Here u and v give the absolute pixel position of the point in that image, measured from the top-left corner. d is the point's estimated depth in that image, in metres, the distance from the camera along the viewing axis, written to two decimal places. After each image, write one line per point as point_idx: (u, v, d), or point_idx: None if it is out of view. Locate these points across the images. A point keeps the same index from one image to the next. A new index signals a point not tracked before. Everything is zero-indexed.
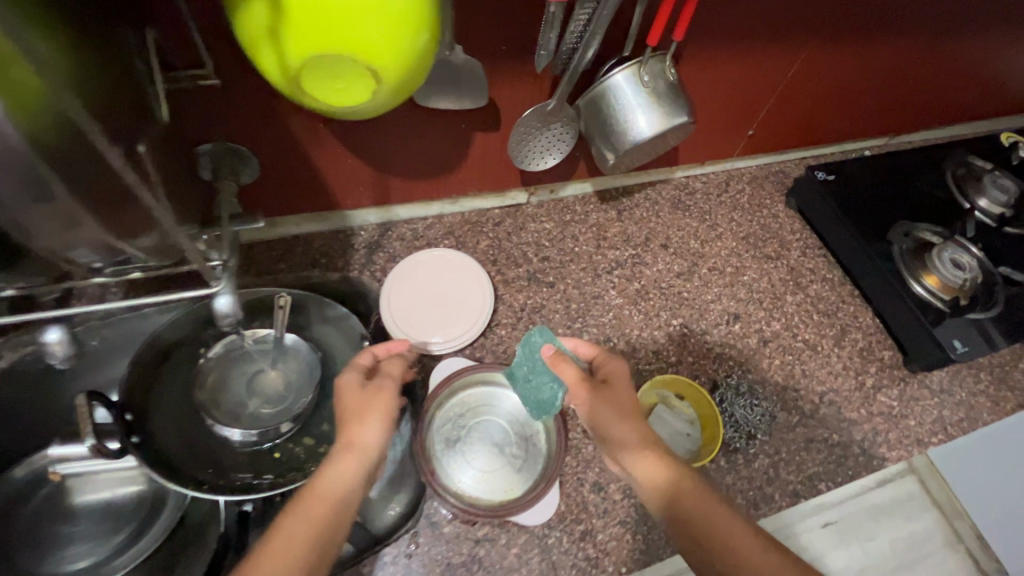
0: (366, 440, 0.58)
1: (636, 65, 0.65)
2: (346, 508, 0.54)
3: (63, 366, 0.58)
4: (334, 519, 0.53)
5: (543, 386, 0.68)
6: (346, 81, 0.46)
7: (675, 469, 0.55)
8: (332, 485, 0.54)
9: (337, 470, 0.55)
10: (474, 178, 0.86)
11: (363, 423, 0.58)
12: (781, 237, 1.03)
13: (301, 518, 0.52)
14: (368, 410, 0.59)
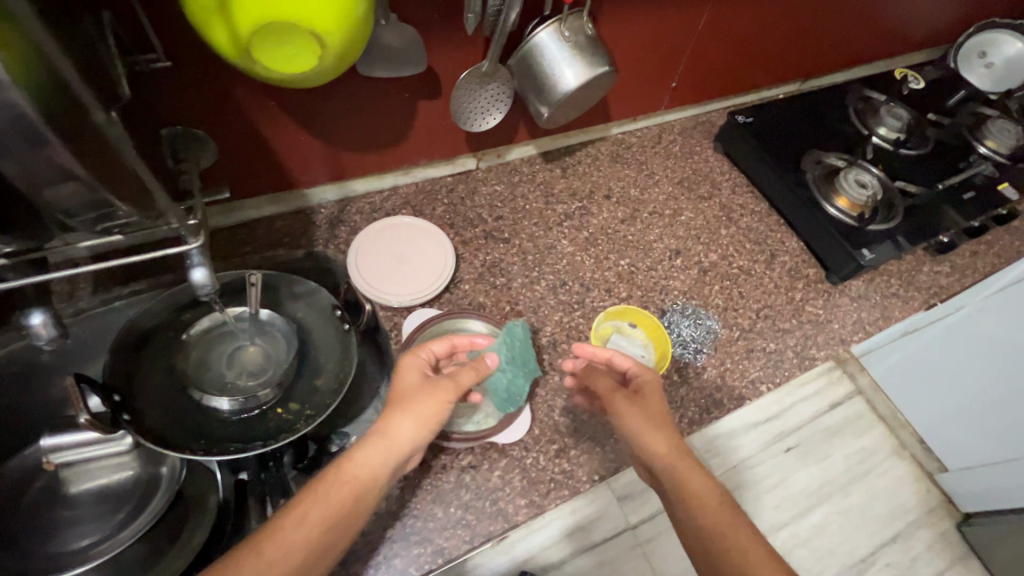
0: (401, 435, 0.59)
1: (557, 23, 0.72)
2: (367, 495, 0.56)
3: (48, 347, 0.61)
4: (350, 509, 0.55)
5: (514, 380, 0.75)
6: (296, 47, 0.51)
7: (707, 483, 0.57)
8: (364, 466, 0.57)
9: (369, 454, 0.57)
10: (423, 147, 0.92)
11: (405, 415, 0.60)
12: (712, 179, 1.13)
13: (323, 498, 0.55)
14: (419, 397, 0.62)
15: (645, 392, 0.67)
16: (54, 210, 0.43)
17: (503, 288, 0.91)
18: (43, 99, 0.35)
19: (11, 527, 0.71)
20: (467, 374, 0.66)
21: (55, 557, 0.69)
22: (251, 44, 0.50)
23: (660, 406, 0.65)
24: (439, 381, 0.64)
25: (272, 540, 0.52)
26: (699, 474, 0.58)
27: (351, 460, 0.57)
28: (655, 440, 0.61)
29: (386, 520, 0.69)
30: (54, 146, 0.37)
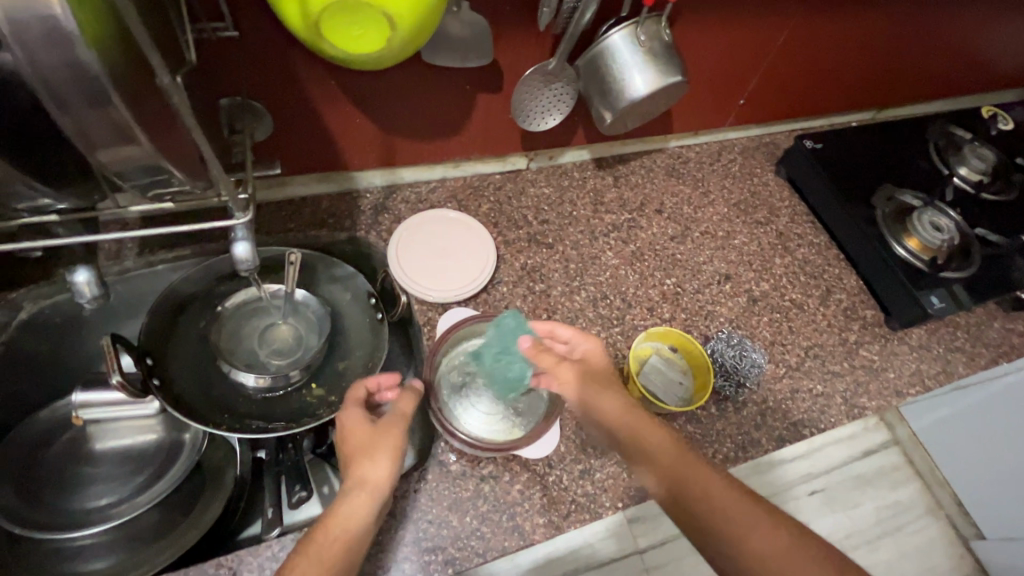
0: (379, 477, 0.58)
1: (633, 26, 0.69)
2: (356, 544, 0.55)
3: (90, 306, 0.61)
4: (343, 558, 0.54)
5: (509, 366, 0.72)
6: (363, 27, 0.49)
7: (658, 436, 0.59)
8: (349, 523, 0.55)
9: (353, 505, 0.57)
10: (477, 142, 0.89)
11: (377, 457, 0.59)
12: (771, 204, 1.08)
13: (314, 555, 0.53)
14: (375, 452, 0.59)
15: (589, 360, 0.70)
16: (106, 172, 0.42)
17: (541, 295, 0.88)
18: (111, 59, 0.35)
19: (34, 477, 0.71)
20: (406, 400, 0.64)
21: (72, 512, 0.70)
22: (318, 20, 0.48)
23: (603, 376, 0.68)
24: (385, 423, 0.62)
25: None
26: (653, 427, 0.61)
27: (334, 525, 0.55)
28: (612, 404, 0.64)
29: (399, 521, 0.67)
30: (115, 106, 0.36)
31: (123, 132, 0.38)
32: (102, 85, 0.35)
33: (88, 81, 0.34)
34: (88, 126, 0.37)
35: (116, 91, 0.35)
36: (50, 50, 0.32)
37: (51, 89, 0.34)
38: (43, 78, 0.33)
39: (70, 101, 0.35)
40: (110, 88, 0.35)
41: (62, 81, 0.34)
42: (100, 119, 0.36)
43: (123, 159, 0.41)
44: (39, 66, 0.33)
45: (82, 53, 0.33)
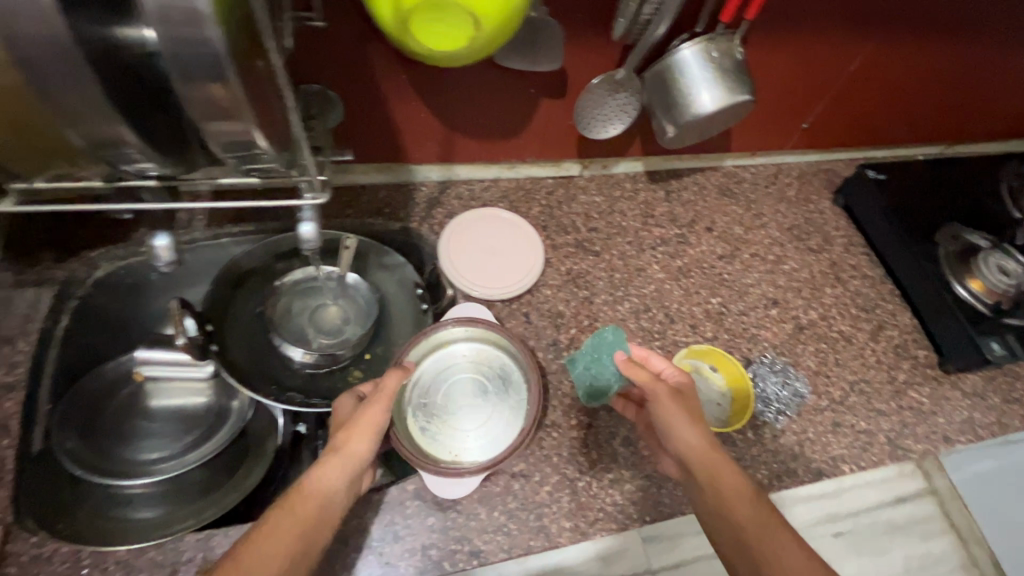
0: (353, 450, 0.61)
1: (705, 42, 0.69)
2: (331, 507, 0.58)
3: (165, 270, 0.64)
4: (316, 518, 0.56)
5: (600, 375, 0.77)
6: (449, 25, 0.51)
7: (734, 485, 0.59)
8: (315, 498, 0.57)
9: (324, 475, 0.59)
10: (535, 145, 0.91)
11: (354, 434, 0.61)
12: (825, 232, 1.05)
13: (289, 514, 0.55)
14: (353, 432, 0.61)
15: (684, 390, 0.66)
16: (213, 149, 0.46)
17: (584, 301, 0.88)
18: (232, 37, 0.37)
19: (93, 423, 0.74)
20: (393, 375, 0.65)
21: (125, 461, 0.73)
22: (408, 17, 0.51)
23: (693, 408, 0.64)
24: (368, 402, 0.63)
25: (251, 555, 0.51)
26: (730, 472, 0.60)
27: (300, 496, 0.57)
28: (693, 435, 0.62)
29: (430, 508, 0.68)
30: (233, 84, 0.38)
31: (232, 108, 0.41)
32: (221, 64, 0.37)
33: (210, 59, 0.37)
34: (204, 103, 0.40)
35: (232, 70, 0.38)
36: (185, 33, 0.35)
37: (181, 65, 0.37)
38: (174, 54, 0.36)
39: (194, 77, 0.38)
40: (228, 66, 0.37)
41: (189, 57, 0.37)
42: (215, 96, 0.39)
43: (227, 136, 0.44)
44: (174, 44, 0.36)
45: (209, 33, 0.36)
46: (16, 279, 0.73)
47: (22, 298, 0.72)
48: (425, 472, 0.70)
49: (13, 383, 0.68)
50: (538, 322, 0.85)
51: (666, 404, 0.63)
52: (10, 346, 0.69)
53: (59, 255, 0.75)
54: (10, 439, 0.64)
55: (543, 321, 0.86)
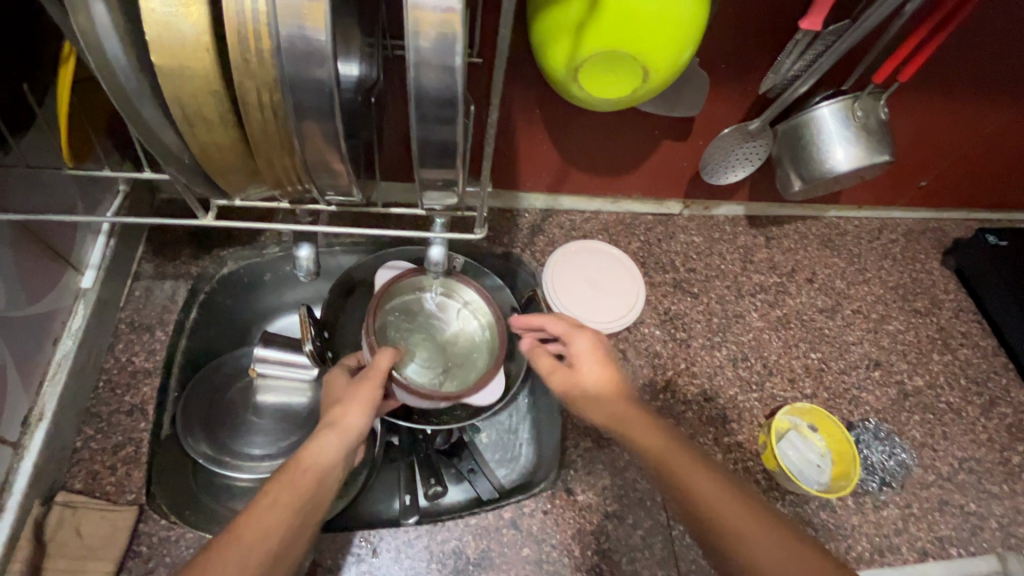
0: (350, 422, 0.63)
1: (850, 100, 0.68)
2: (326, 479, 0.59)
3: (304, 279, 0.68)
4: (311, 492, 0.57)
5: None
6: (619, 74, 0.52)
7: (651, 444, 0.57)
8: (310, 474, 0.58)
9: (322, 445, 0.60)
10: (644, 184, 0.92)
11: (351, 407, 0.63)
12: (933, 294, 1.01)
13: (284, 488, 0.56)
14: (348, 412, 0.63)
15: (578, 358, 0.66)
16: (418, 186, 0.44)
17: (681, 343, 0.87)
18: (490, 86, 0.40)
19: (208, 414, 0.73)
20: (385, 356, 0.67)
21: (234, 455, 0.70)
22: (581, 66, 0.52)
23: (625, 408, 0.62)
24: (361, 380, 0.66)
25: (246, 524, 0.52)
26: (648, 429, 0.58)
27: (296, 467, 0.58)
28: (601, 409, 0.63)
29: (525, 538, 0.69)
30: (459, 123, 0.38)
31: (449, 147, 0.39)
32: (455, 101, 0.36)
33: (448, 100, 0.36)
34: (429, 141, 0.39)
35: (463, 106, 0.37)
36: (433, 77, 0.35)
37: (420, 107, 0.37)
38: (417, 95, 0.36)
39: (428, 118, 0.37)
40: (461, 103, 0.36)
41: None
42: (440, 135, 0.38)
43: (437, 177, 0.42)
44: (420, 86, 0.35)
45: (456, 72, 0.35)
46: (157, 271, 0.78)
47: (161, 289, 0.77)
48: (521, 501, 0.71)
49: (151, 370, 0.72)
50: (635, 360, 0.84)
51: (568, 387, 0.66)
52: (150, 334, 0.74)
53: (195, 252, 0.80)
54: (147, 423, 0.68)
55: (640, 359, 0.85)
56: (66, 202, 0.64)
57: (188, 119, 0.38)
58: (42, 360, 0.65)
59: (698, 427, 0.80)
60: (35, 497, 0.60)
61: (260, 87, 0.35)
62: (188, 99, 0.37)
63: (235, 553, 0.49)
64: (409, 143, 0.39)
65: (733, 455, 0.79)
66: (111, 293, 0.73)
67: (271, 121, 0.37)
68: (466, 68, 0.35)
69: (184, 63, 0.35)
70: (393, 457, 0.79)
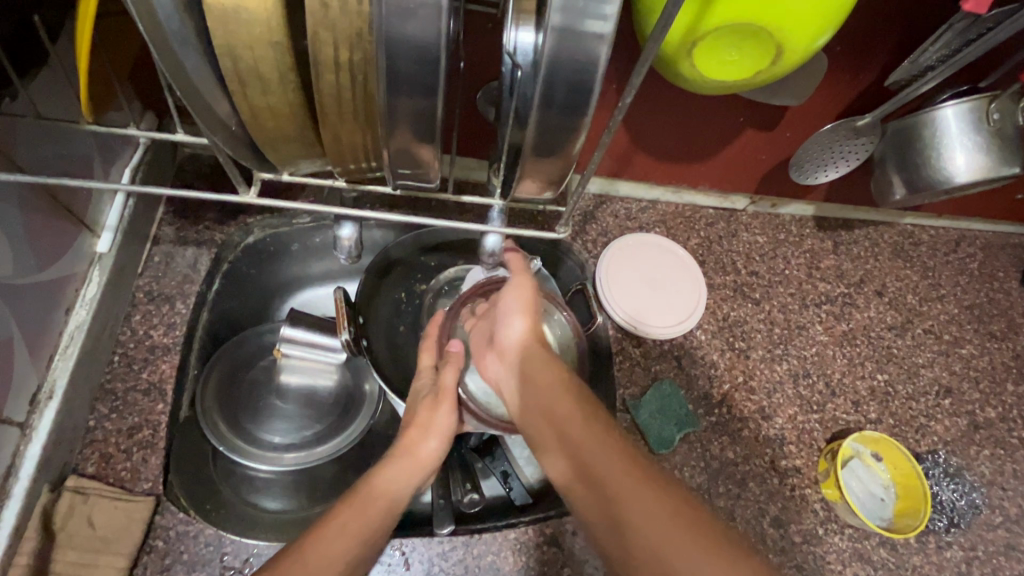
0: (427, 455, 0.57)
1: (987, 100, 0.58)
2: (395, 515, 0.53)
3: (345, 261, 0.61)
4: (384, 523, 0.51)
5: (664, 428, 0.73)
6: (747, 54, 0.44)
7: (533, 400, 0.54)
8: (382, 505, 0.52)
9: (395, 474, 0.54)
10: (712, 175, 0.82)
11: (430, 434, 0.57)
12: (1011, 317, 0.92)
13: (359, 511, 0.50)
14: (425, 444, 0.57)
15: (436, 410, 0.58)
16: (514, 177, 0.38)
17: (739, 354, 0.80)
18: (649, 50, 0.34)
19: (231, 391, 0.66)
20: (451, 373, 0.60)
21: (257, 445, 0.64)
22: (703, 41, 0.43)
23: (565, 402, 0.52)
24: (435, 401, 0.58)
25: (317, 542, 0.47)
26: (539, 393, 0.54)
27: (370, 492, 0.52)
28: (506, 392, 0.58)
29: (568, 557, 0.64)
30: (588, 112, 0.32)
31: (568, 137, 0.34)
32: (591, 82, 0.31)
33: (585, 79, 0.31)
34: (548, 129, 0.33)
35: (598, 89, 0.32)
36: (572, 51, 0.30)
37: (549, 83, 0.31)
38: (550, 68, 0.31)
39: (553, 100, 0.32)
40: (599, 83, 0.31)
41: (557, 84, 0.31)
42: (561, 123, 0.33)
43: (542, 166, 0.36)
44: (555, 62, 0.30)
45: (601, 43, 0.30)
46: (178, 235, 0.71)
47: (182, 257, 0.70)
48: (564, 517, 0.65)
49: (170, 346, 0.66)
50: (689, 370, 0.77)
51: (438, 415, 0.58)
52: (169, 306, 0.67)
53: (220, 217, 0.73)
54: (165, 405, 0.63)
55: (694, 368, 0.78)
56: (78, 151, 0.56)
57: (241, 77, 0.30)
58: (51, 332, 0.58)
59: (753, 448, 0.74)
60: (43, 482, 0.55)
61: (342, 44, 0.28)
62: (243, 50, 0.29)
63: None
64: (527, 129, 0.33)
65: (790, 481, 0.73)
66: (128, 258, 0.66)
67: (347, 86, 0.30)
68: (612, 40, 0.30)
69: (241, 3, 0.27)
70: None
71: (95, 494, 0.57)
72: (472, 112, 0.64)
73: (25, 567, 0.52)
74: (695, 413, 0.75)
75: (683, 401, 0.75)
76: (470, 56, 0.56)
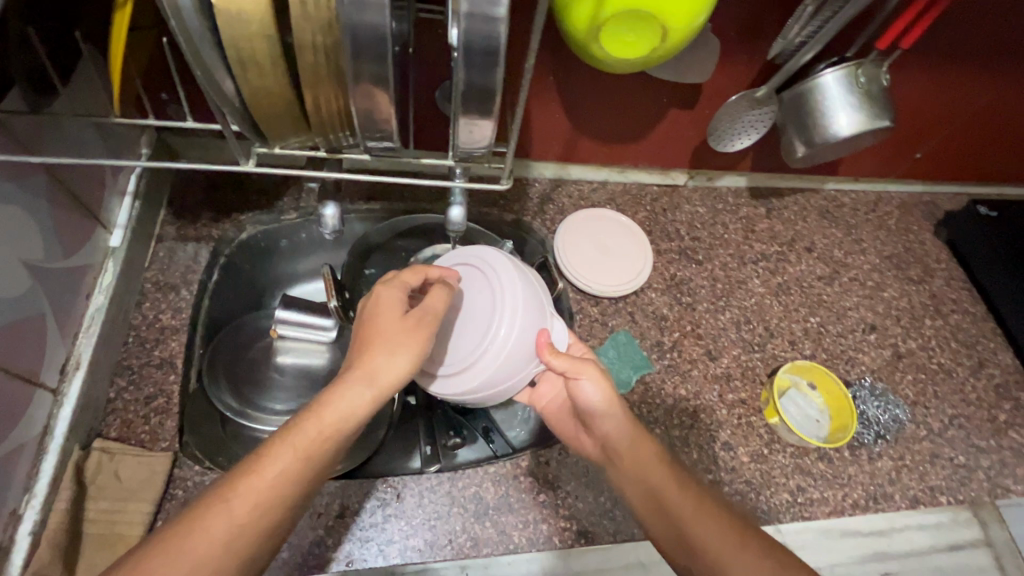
0: (389, 378, 0.54)
1: (853, 67, 0.71)
2: (347, 439, 0.51)
3: (328, 236, 0.70)
4: (331, 448, 0.50)
5: (620, 371, 0.83)
6: (639, 34, 0.55)
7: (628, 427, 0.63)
8: (329, 439, 0.50)
9: (349, 401, 0.51)
10: (650, 153, 0.94)
11: (393, 353, 0.54)
12: (926, 263, 1.04)
13: (300, 441, 0.48)
14: (389, 364, 0.54)
15: (409, 328, 0.56)
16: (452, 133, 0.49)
17: (686, 307, 0.91)
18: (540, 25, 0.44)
19: (234, 368, 0.73)
20: (441, 298, 0.58)
21: (261, 411, 0.71)
22: (604, 26, 0.55)
23: (682, 500, 0.57)
24: (409, 320, 0.56)
25: (247, 489, 0.45)
26: (643, 445, 0.62)
27: (316, 422, 0.50)
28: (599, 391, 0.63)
29: (541, 485, 0.72)
30: (498, 69, 0.42)
31: (489, 93, 0.44)
32: (497, 47, 0.41)
33: (490, 49, 0.41)
34: (471, 84, 0.43)
35: (503, 55, 0.42)
36: (478, 24, 0.40)
37: (466, 50, 0.41)
38: (465, 42, 0.41)
39: (472, 62, 0.42)
40: (503, 51, 0.41)
41: (472, 53, 0.41)
42: (481, 79, 0.43)
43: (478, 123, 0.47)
44: (468, 34, 0.40)
45: (498, 23, 0.40)
46: (178, 234, 0.80)
47: (183, 251, 0.79)
48: (537, 451, 0.74)
49: (178, 326, 0.74)
50: (642, 323, 0.87)
51: (411, 337, 0.55)
52: (175, 293, 0.76)
53: (214, 215, 0.82)
54: (177, 376, 0.71)
55: (647, 321, 0.88)
56: (94, 155, 0.65)
57: (241, 62, 0.40)
58: (76, 313, 0.67)
59: (703, 385, 0.84)
60: (74, 443, 0.63)
61: (314, 30, 0.38)
62: (243, 42, 0.39)
63: (221, 522, 0.44)
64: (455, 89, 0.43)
65: (737, 411, 0.83)
66: (137, 253, 0.75)
67: (320, 62, 0.40)
68: (507, 20, 0.40)
69: (241, 7, 0.37)
70: (408, 415, 0.76)
71: (121, 452, 0.65)
72: (430, 106, 0.74)
73: (63, 514, 0.60)
74: (649, 359, 0.85)
75: (638, 348, 0.85)
76: (424, 55, 0.67)
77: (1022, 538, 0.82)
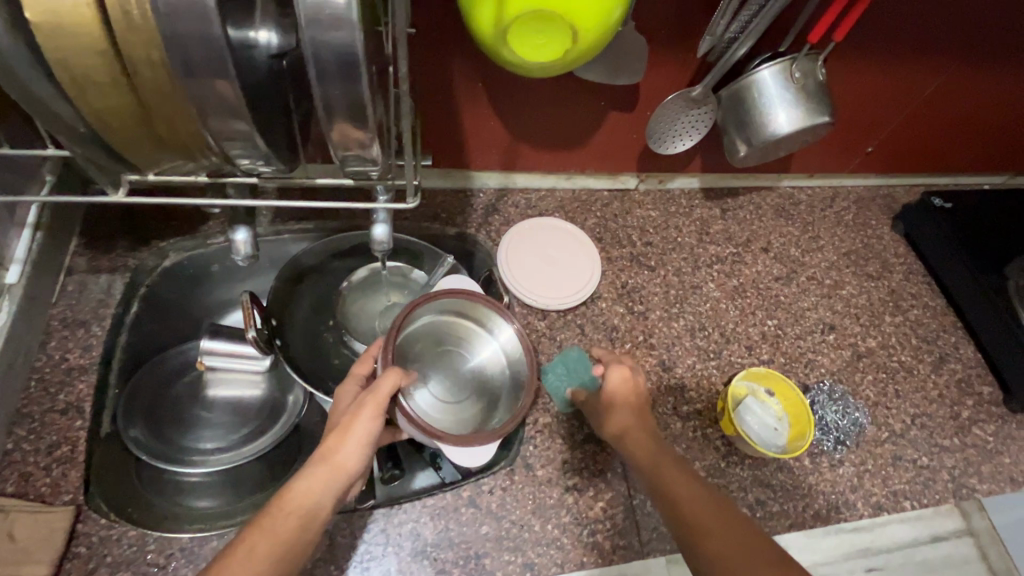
0: (346, 462, 0.54)
1: (788, 62, 0.68)
2: (312, 529, 0.51)
3: (242, 264, 0.65)
4: (299, 538, 0.50)
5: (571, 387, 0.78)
6: (548, 36, 0.52)
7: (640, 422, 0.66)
8: (292, 526, 0.50)
9: (309, 487, 0.52)
10: (596, 158, 0.90)
11: (345, 438, 0.55)
12: (884, 258, 1.02)
13: (264, 536, 0.49)
14: (344, 448, 0.54)
15: (360, 414, 0.56)
16: (333, 150, 0.46)
17: (638, 316, 0.87)
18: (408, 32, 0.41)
19: (159, 410, 0.74)
20: (388, 380, 0.58)
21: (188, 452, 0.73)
22: (507, 28, 0.51)
23: (704, 505, 0.56)
24: (360, 407, 0.56)
25: None
26: (670, 458, 0.61)
27: (279, 515, 0.50)
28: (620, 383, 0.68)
29: (484, 515, 0.68)
30: (360, 82, 0.39)
31: (359, 104, 0.41)
32: (354, 59, 0.38)
33: (348, 58, 0.37)
34: (332, 99, 0.40)
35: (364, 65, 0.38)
36: (326, 31, 0.37)
37: (317, 61, 0.38)
38: (317, 52, 0.37)
39: (327, 74, 0.38)
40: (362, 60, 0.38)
41: (329, 63, 0.38)
42: (343, 92, 0.39)
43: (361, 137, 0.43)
44: (317, 43, 0.37)
45: (351, 31, 0.36)
46: (90, 265, 0.74)
47: (96, 283, 0.73)
48: (480, 479, 0.70)
49: (87, 366, 0.68)
50: (592, 336, 0.84)
51: (360, 424, 0.55)
52: (85, 330, 0.70)
53: (131, 243, 0.76)
54: (84, 421, 0.65)
55: (597, 333, 0.85)
56: None
57: (76, 82, 0.36)
58: None
59: (657, 398, 0.81)
60: None
61: (148, 44, 0.35)
62: (73, 60, 0.35)
63: None
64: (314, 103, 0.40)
65: (692, 424, 0.80)
66: (40, 288, 0.70)
67: (163, 79, 0.37)
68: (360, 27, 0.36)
69: (64, 21, 0.33)
70: None
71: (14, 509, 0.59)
72: None
73: None
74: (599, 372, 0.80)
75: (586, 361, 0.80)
76: None
77: (986, 537, 0.80)
